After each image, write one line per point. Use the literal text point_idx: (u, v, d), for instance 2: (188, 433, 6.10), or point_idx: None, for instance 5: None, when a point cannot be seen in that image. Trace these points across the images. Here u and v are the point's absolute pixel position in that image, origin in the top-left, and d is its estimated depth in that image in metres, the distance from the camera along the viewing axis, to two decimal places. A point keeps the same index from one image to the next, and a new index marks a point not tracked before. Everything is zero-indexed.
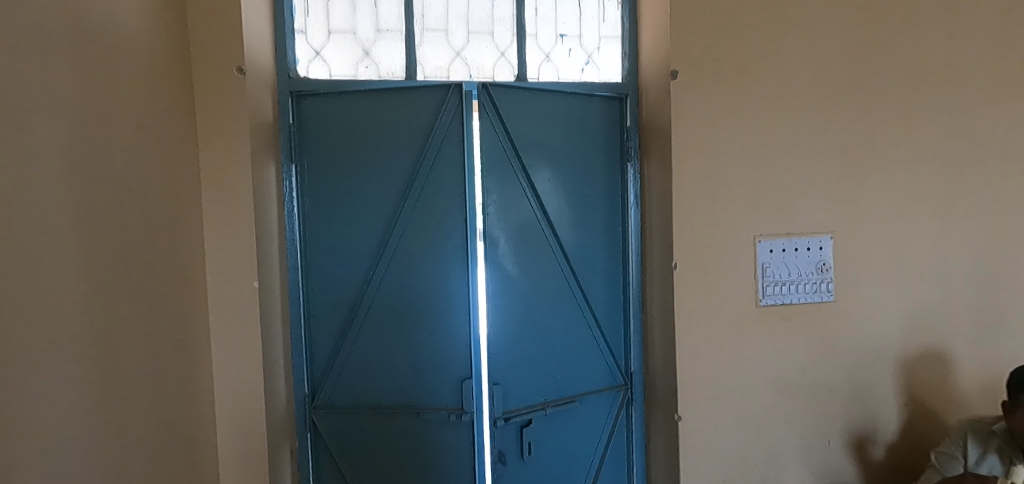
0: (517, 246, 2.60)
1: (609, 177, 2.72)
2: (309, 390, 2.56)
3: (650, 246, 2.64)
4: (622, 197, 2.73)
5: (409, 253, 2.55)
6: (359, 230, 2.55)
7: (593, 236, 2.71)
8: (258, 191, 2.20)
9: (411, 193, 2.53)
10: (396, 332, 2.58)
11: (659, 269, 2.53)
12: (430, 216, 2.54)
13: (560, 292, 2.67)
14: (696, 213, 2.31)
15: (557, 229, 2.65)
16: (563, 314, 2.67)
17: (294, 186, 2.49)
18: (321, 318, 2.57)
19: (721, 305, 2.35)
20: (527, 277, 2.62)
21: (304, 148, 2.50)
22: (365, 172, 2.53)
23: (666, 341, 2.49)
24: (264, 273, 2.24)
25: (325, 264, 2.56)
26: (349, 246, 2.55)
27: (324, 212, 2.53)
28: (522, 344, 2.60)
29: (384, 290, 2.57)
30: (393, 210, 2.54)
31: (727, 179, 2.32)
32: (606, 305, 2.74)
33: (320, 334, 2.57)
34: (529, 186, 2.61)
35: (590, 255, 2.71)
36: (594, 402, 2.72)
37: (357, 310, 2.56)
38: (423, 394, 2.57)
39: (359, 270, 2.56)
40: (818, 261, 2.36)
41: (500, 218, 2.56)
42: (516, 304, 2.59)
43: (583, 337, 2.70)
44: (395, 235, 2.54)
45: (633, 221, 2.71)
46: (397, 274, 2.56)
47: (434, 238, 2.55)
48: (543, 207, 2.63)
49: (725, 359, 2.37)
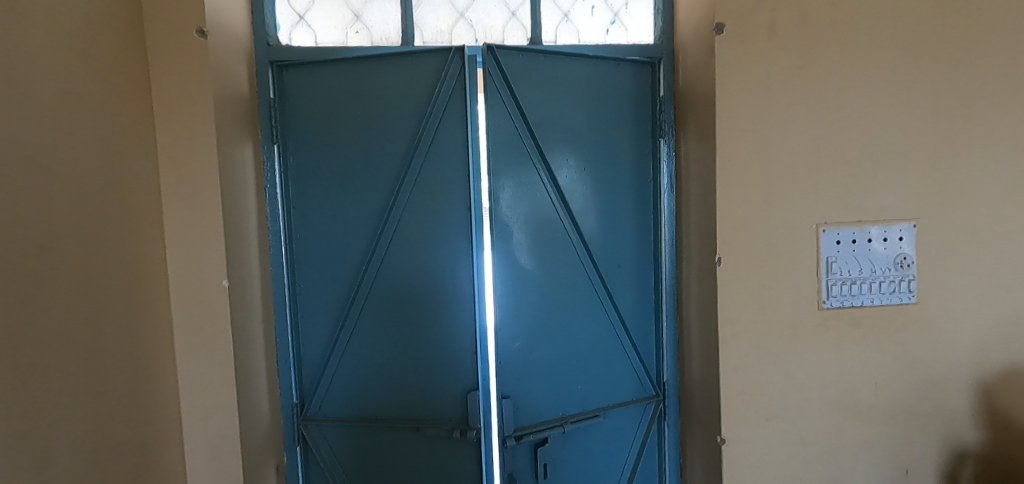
0: (531, 238, 2.25)
1: (639, 156, 2.34)
2: (298, 398, 2.29)
3: (686, 237, 2.25)
4: (654, 180, 2.35)
5: (406, 245, 2.23)
6: (350, 220, 2.24)
7: (620, 226, 2.34)
8: (230, 176, 1.91)
9: (408, 177, 2.20)
10: (392, 335, 2.27)
11: (699, 263, 2.14)
12: (430, 204, 2.21)
13: (581, 292, 2.31)
14: (745, 198, 1.93)
15: (577, 218, 2.28)
16: (584, 316, 2.32)
17: (277, 170, 2.20)
18: (311, 318, 2.29)
19: (775, 307, 1.96)
20: (541, 274, 2.27)
21: (288, 127, 2.21)
22: (355, 153, 2.21)
23: (706, 348, 2.11)
24: (239, 270, 1.96)
25: (313, 258, 2.27)
26: (339, 237, 2.25)
27: (311, 200, 2.24)
28: (536, 351, 2.26)
29: (379, 288, 2.26)
30: (388, 196, 2.22)
31: (785, 155, 1.92)
32: (635, 304, 2.37)
33: (309, 336, 2.30)
34: (544, 168, 2.25)
35: (616, 248, 2.34)
36: (620, 416, 2.36)
37: (349, 311, 2.27)
38: (423, 406, 2.25)
39: (350, 265, 2.26)
40: (896, 256, 1.94)
41: (509, 205, 2.21)
42: (529, 304, 2.25)
43: (608, 342, 2.35)
44: (390, 225, 2.22)
45: (667, 208, 2.32)
46: (393, 270, 2.25)
47: (435, 228, 2.22)
48: (560, 193, 2.27)
49: (779, 372, 1.99)
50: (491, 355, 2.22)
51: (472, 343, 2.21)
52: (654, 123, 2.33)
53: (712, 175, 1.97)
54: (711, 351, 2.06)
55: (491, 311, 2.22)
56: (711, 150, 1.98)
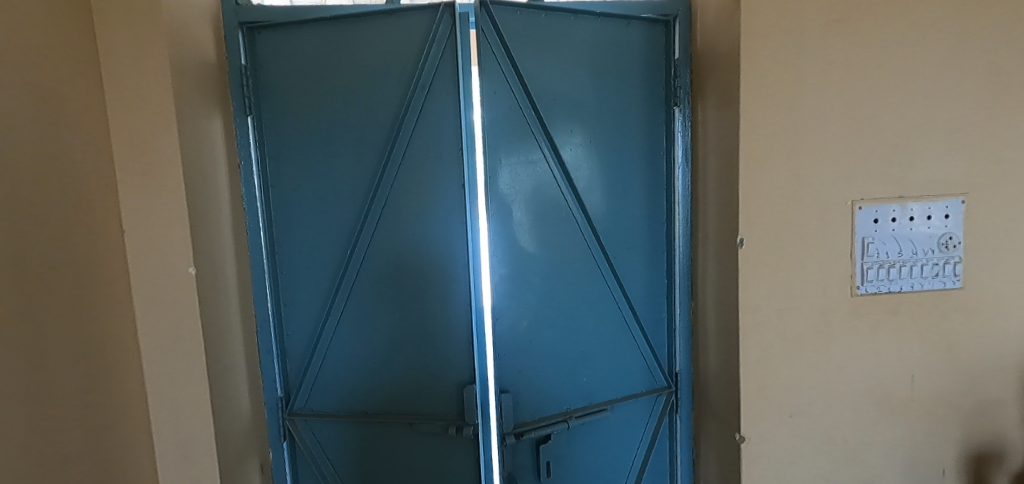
0: (531, 218, 2.04)
1: (650, 127, 2.12)
2: (283, 391, 2.14)
3: (703, 216, 2.04)
4: (667, 153, 2.13)
5: (395, 227, 2.04)
6: (333, 199, 2.05)
7: (630, 204, 2.13)
8: (195, 151, 1.72)
9: (395, 151, 2.00)
10: (382, 324, 2.09)
11: (717, 245, 1.93)
12: (420, 181, 2.01)
13: (586, 277, 2.12)
14: (771, 172, 1.72)
15: (582, 196, 2.08)
16: (589, 303, 2.13)
17: (251, 145, 2.01)
18: (295, 306, 2.11)
19: (803, 293, 1.77)
20: (543, 258, 2.07)
21: (262, 97, 2.00)
22: (337, 125, 2.00)
23: (724, 338, 1.92)
24: (209, 256, 1.78)
25: (294, 241, 2.08)
26: (322, 219, 2.06)
27: (290, 177, 2.04)
28: (537, 341, 2.07)
29: (366, 273, 2.08)
30: (374, 172, 2.02)
31: (816, 124, 1.71)
32: (645, 290, 2.18)
33: (293, 326, 2.12)
34: (545, 140, 2.03)
35: (625, 228, 2.14)
36: (629, 410, 2.19)
37: (334, 298, 2.09)
38: (416, 401, 2.09)
39: (334, 249, 2.07)
40: (941, 235, 1.73)
41: (506, 181, 2.00)
42: (529, 290, 2.06)
43: (616, 330, 2.16)
44: (377, 204, 2.03)
45: (680, 184, 2.11)
46: (382, 253, 2.06)
47: (425, 207, 2.02)
48: (563, 168, 2.05)
49: (806, 364, 1.80)
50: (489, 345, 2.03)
51: (468, 332, 2.03)
52: (667, 90, 2.10)
53: (735, 146, 1.76)
54: (729, 341, 1.87)
55: (488, 298, 2.02)
56: (733, 119, 1.77)
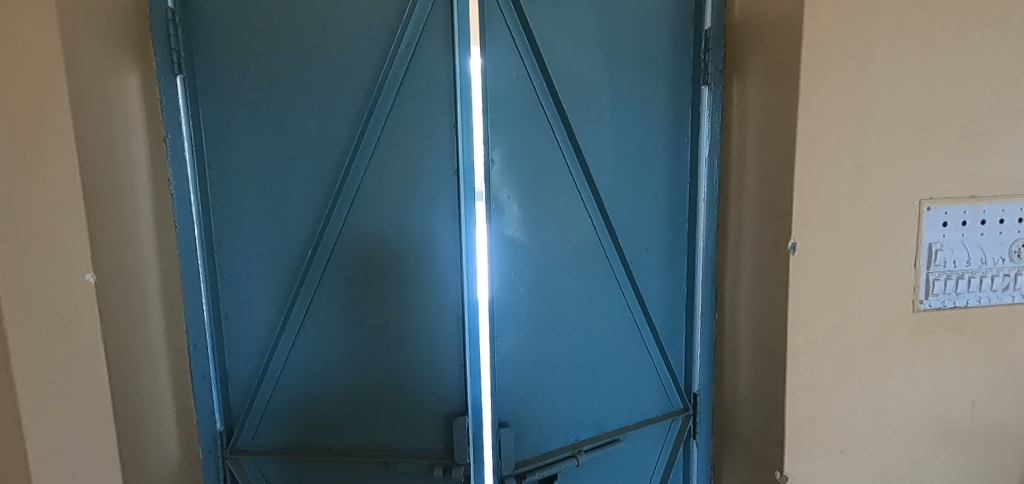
0: (537, 213, 1.70)
1: (674, 108, 1.81)
2: (225, 424, 1.72)
3: (735, 214, 1.76)
4: (692, 139, 1.84)
5: (369, 221, 1.65)
6: (290, 185, 1.63)
7: (650, 199, 1.82)
8: (95, 117, 1.27)
9: (371, 126, 1.60)
10: (351, 340, 1.70)
11: (755, 249, 1.65)
12: (401, 164, 1.62)
13: (598, 284, 1.80)
14: (831, 165, 1.44)
15: (597, 188, 1.75)
16: (601, 314, 1.82)
17: (182, 113, 1.57)
18: (239, 318, 1.69)
19: (860, 308, 1.50)
20: (549, 261, 1.74)
21: (197, 53, 1.57)
22: (296, 91, 1.58)
23: (761, 359, 1.64)
24: (117, 257, 1.34)
25: (239, 237, 1.65)
26: (276, 209, 1.64)
27: (234, 156, 1.61)
28: (541, 359, 1.76)
29: (331, 278, 1.68)
30: (344, 152, 1.61)
31: (884, 108, 1.43)
32: (663, 299, 1.88)
33: (238, 343, 1.70)
34: (556, 121, 1.69)
35: (643, 227, 1.83)
36: (644, 439, 1.90)
37: (292, 309, 1.69)
38: (393, 434, 1.72)
39: (291, 247, 1.66)
40: (1015, 242, 1.49)
41: (508, 168, 1.65)
42: (532, 299, 1.73)
43: (629, 345, 1.86)
44: (347, 192, 1.63)
45: (706, 177, 1.82)
46: (352, 255, 1.66)
47: (408, 197, 1.63)
48: (575, 154, 1.72)
49: (859, 391, 1.54)
50: (485, 366, 1.69)
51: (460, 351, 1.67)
52: (696, 66, 1.80)
53: (787, 133, 1.46)
54: (770, 363, 1.59)
55: (484, 310, 1.67)
56: (786, 99, 1.47)
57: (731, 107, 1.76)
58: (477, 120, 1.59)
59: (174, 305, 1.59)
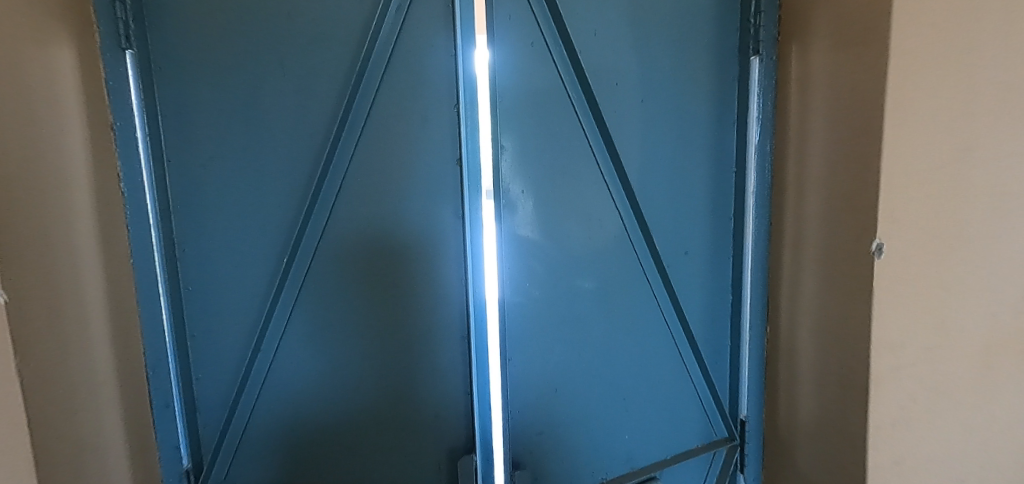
0: (557, 210, 1.46)
1: (717, 86, 1.54)
2: (191, 462, 1.47)
3: (789, 211, 1.48)
4: (738, 122, 1.56)
5: (357, 222, 1.39)
6: (263, 179, 1.37)
7: (689, 193, 1.55)
8: (9, 96, 1.02)
9: (357, 108, 1.34)
10: (338, 363, 1.44)
11: (818, 252, 1.37)
12: (394, 153, 1.37)
13: (629, 293, 1.54)
14: (926, 147, 1.15)
15: (627, 179, 1.49)
16: (631, 328, 1.55)
17: (132, 97, 1.33)
18: (207, 337, 1.44)
19: (961, 324, 1.21)
20: (571, 265, 1.49)
21: (150, 23, 1.31)
22: (267, 68, 1.33)
23: (828, 386, 1.36)
24: (45, 270, 1.09)
25: (205, 242, 1.40)
26: (247, 208, 1.39)
27: (195, 146, 1.36)
28: (562, 382, 1.50)
29: (313, 290, 1.41)
30: (326, 140, 1.36)
31: (991, 76, 1.16)
32: (704, 309, 1.62)
33: (206, 366, 1.45)
34: (578, 101, 1.43)
35: (680, 226, 1.56)
36: (682, 475, 1.64)
37: (267, 326, 1.43)
38: (388, 471, 1.48)
39: (266, 253, 1.41)
40: None
41: (523, 158, 1.41)
42: (551, 312, 1.48)
43: (664, 364, 1.60)
44: (328, 187, 1.37)
45: (756, 167, 1.54)
46: (336, 262, 1.40)
47: (404, 193, 1.38)
48: (602, 139, 1.47)
49: (956, 425, 1.26)
50: (495, 390, 1.46)
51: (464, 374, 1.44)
52: (744, 35, 1.52)
53: (871, 107, 1.16)
54: (842, 393, 1.30)
55: (492, 324, 1.44)
56: (867, 65, 1.17)
57: (785, 82, 1.47)
58: (484, 102, 1.37)
59: (129, 322, 1.34)
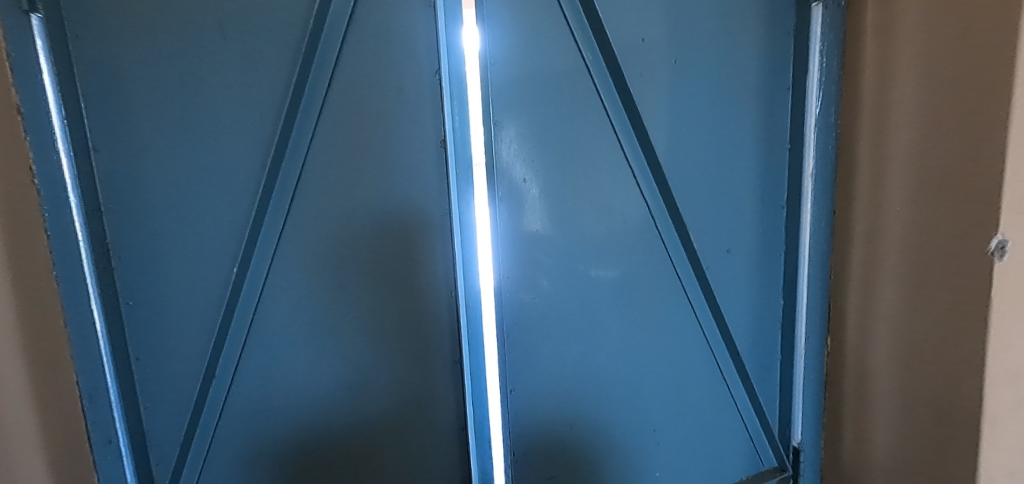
0: (568, 200, 1.21)
1: (767, 45, 1.24)
2: None
3: (857, 198, 1.19)
4: (793, 89, 1.26)
5: (324, 221, 1.14)
6: (210, 168, 1.11)
7: (732, 178, 1.27)
8: None
9: (314, 79, 1.09)
10: (309, 390, 1.21)
11: (893, 247, 1.12)
12: (368, 132, 1.12)
13: (657, 297, 1.28)
14: None
15: (656, 160, 1.23)
16: (660, 339, 1.30)
17: (41, 60, 1.02)
18: (155, 364, 1.18)
19: None
20: (587, 265, 1.24)
21: None
22: (207, 29, 1.06)
23: (909, 411, 1.12)
24: None
25: (145, 249, 1.13)
26: (193, 207, 1.12)
27: (127, 126, 1.07)
28: (576, 399, 1.29)
29: (274, 305, 1.17)
30: (280, 119, 1.10)
31: None
32: (751, 317, 1.34)
33: (157, 395, 1.19)
34: (594, 65, 1.17)
35: (722, 219, 1.28)
36: None
37: (222, 349, 1.18)
38: None
39: (217, 260, 1.15)
40: None
41: (526, 137, 1.17)
42: (564, 319, 1.26)
43: (704, 381, 1.34)
44: (284, 178, 1.12)
45: (817, 144, 1.24)
46: (299, 267, 1.15)
47: (383, 184, 1.14)
48: (624, 112, 1.21)
49: None
50: (494, 408, 1.27)
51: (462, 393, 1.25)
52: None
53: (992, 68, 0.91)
54: (926, 420, 1.08)
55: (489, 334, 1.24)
56: (977, 13, 0.92)
57: (857, 38, 1.17)
58: (480, 73, 1.13)
59: (56, 348, 1.07)
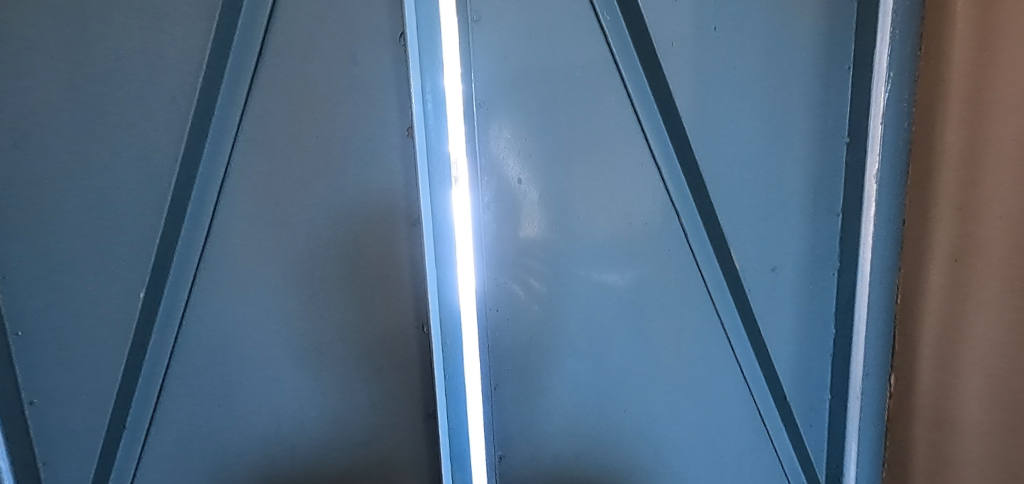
0: (575, 197, 0.97)
1: (827, 14, 0.97)
2: None
3: (935, 201, 0.95)
4: (856, 68, 0.99)
5: (259, 227, 0.90)
6: (115, 156, 0.85)
7: (777, 176, 1.02)
8: None
9: (242, 43, 0.85)
10: (244, 442, 0.96)
11: (993, 264, 0.88)
12: (318, 114, 0.88)
13: (682, 320, 1.04)
14: None
15: (689, 150, 0.99)
16: (685, 373, 1.06)
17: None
18: (52, 413, 0.89)
19: None
20: (599, 276, 1.00)
21: None
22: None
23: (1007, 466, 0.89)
24: None
25: (37, 265, 0.86)
26: (92, 212, 0.86)
27: (4, 100, 0.81)
28: (585, 446, 1.05)
29: (197, 335, 0.92)
30: (197, 94, 0.86)
31: None
32: (796, 349, 1.09)
33: (58, 452, 0.91)
34: (613, 29, 0.93)
35: (764, 229, 1.03)
36: None
37: (133, 395, 0.92)
38: None
39: (123, 279, 0.88)
40: None
41: (521, 119, 0.93)
42: (571, 346, 1.01)
43: (738, 426, 1.10)
44: (208, 169, 0.88)
45: (884, 138, 0.98)
46: (232, 285, 0.91)
47: (336, 180, 0.90)
48: (649, 89, 0.97)
49: None
50: (478, 460, 1.02)
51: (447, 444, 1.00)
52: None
53: None
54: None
55: (470, 367, 1.00)
56: None
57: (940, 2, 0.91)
58: (469, 37, 0.89)
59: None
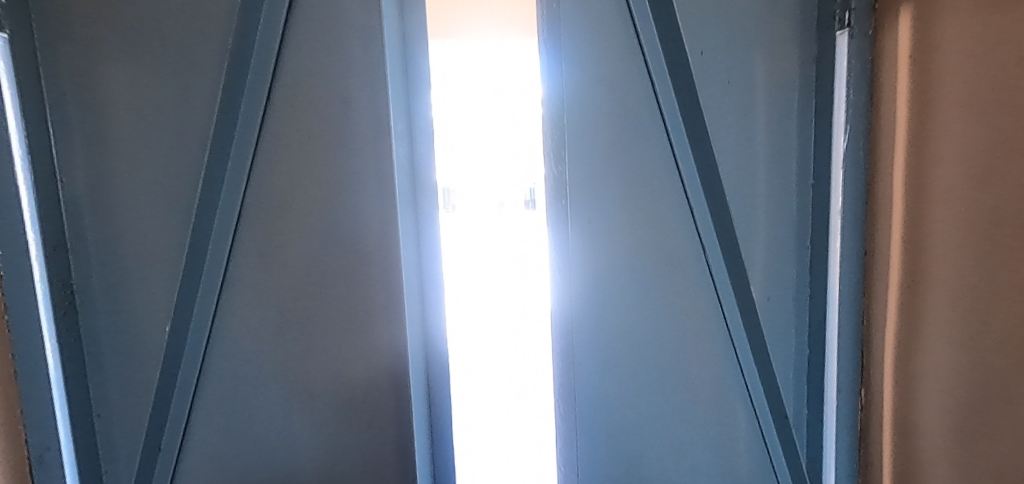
0: (614, 213, 1.14)
1: (790, 73, 1.10)
2: None
3: (886, 232, 1.04)
4: (821, 118, 1.09)
5: (275, 254, 1.10)
6: (168, 201, 1.10)
7: (742, 209, 1.14)
8: None
9: (250, 97, 1.06)
10: None
11: (947, 287, 0.94)
12: (322, 149, 1.08)
13: (692, 332, 1.17)
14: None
15: (696, 179, 1.12)
16: (680, 381, 1.18)
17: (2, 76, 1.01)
18: (120, 405, 1.14)
19: None
20: (641, 283, 1.16)
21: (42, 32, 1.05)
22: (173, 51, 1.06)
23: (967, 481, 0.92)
24: None
25: (116, 291, 1.12)
26: (149, 240, 1.11)
27: (95, 165, 1.08)
28: (620, 437, 1.20)
29: (232, 341, 1.13)
30: (212, 138, 1.08)
31: None
32: (777, 369, 1.17)
33: (122, 439, 1.15)
34: (658, 74, 1.09)
35: (745, 257, 1.14)
36: None
37: (177, 389, 1.14)
38: None
39: (173, 291, 1.12)
40: None
41: (580, 153, 1.12)
42: (612, 344, 1.17)
43: (723, 430, 1.18)
44: (226, 198, 1.09)
45: (846, 178, 1.07)
46: (250, 289, 1.12)
47: (332, 210, 1.09)
48: (683, 127, 1.11)
49: None
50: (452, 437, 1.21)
51: (426, 426, 1.21)
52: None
53: None
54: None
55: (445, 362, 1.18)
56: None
57: (888, 57, 1.02)
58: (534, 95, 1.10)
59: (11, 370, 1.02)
